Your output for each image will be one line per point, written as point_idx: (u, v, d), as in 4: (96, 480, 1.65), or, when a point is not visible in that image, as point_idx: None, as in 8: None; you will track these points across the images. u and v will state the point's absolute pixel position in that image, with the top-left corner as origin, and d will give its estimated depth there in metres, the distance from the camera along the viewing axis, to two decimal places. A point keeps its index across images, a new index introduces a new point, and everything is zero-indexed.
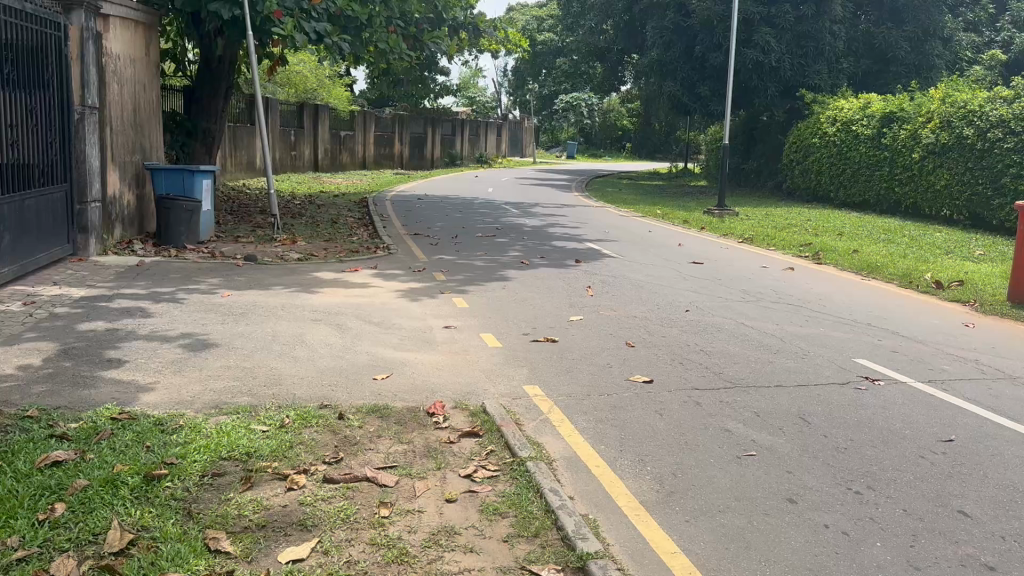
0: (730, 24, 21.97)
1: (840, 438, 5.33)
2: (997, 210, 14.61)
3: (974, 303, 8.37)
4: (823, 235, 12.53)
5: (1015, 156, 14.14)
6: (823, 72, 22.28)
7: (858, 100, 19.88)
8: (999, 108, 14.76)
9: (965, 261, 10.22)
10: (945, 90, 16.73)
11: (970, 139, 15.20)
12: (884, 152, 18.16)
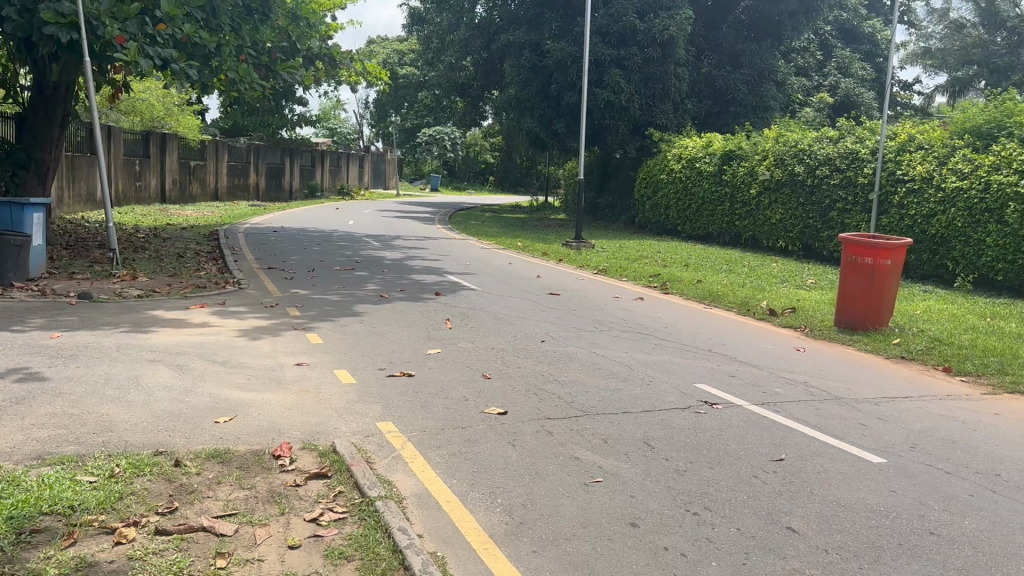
0: (581, 65, 22.91)
1: (680, 461, 5.55)
2: (825, 241, 15.78)
3: (805, 329, 9.00)
4: (672, 265, 13.15)
5: (840, 192, 15.31)
6: (669, 112, 23.59)
7: (701, 139, 21.12)
8: (825, 147, 15.98)
9: (797, 289, 10.98)
10: (779, 130, 18.04)
11: (801, 176, 16.39)
12: (726, 188, 19.34)
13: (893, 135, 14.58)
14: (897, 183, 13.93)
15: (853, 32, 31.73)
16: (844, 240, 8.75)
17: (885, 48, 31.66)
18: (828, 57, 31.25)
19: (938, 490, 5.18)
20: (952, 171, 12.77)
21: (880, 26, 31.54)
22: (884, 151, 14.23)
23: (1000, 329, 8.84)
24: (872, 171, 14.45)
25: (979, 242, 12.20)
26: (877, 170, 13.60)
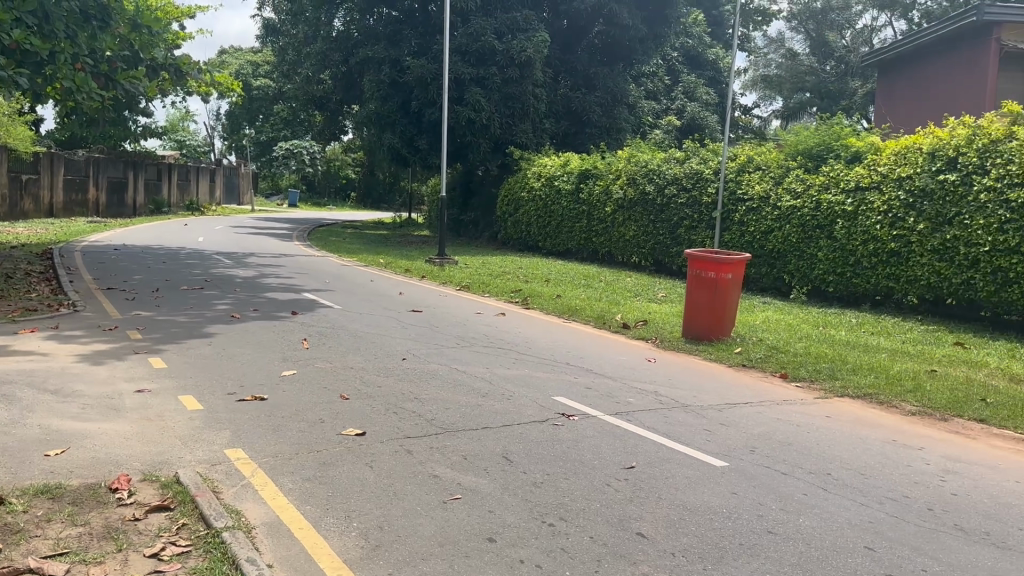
0: (440, 83, 23.05)
1: (538, 474, 5.64)
2: (675, 256, 16.58)
3: (656, 341, 9.38)
4: (532, 281, 13.43)
5: (687, 210, 16.14)
6: (528, 131, 24.13)
7: (559, 158, 21.71)
8: (673, 167, 16.81)
9: (649, 303, 11.47)
10: (631, 150, 18.82)
11: (652, 195, 17.16)
12: (583, 206, 19.97)
13: (735, 156, 15.52)
14: (738, 202, 14.83)
15: (698, 58, 33.55)
16: (690, 255, 9.21)
17: (727, 74, 33.69)
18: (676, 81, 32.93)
19: (775, 491, 5.51)
20: (787, 191, 13.72)
21: (723, 53, 33.53)
22: (727, 171, 15.13)
23: (829, 336, 9.56)
24: (715, 191, 15.32)
25: (811, 257, 13.18)
26: (721, 189, 14.43)
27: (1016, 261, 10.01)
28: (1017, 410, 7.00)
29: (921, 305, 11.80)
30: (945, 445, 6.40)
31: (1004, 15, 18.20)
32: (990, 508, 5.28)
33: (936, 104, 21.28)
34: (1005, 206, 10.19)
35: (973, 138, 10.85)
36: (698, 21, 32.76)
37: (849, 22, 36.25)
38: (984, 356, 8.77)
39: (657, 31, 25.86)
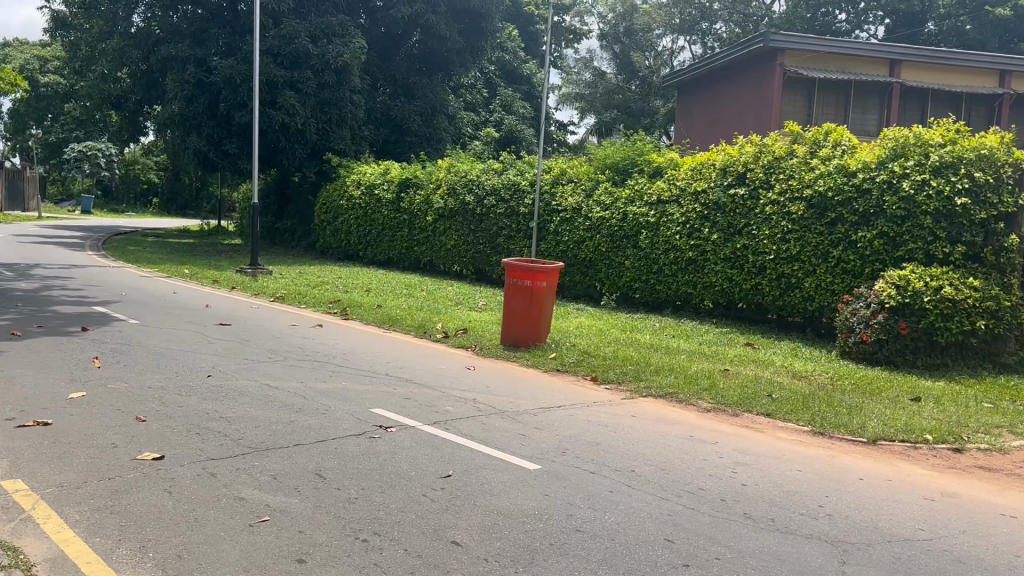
0: (252, 85, 22.23)
1: (352, 489, 5.53)
2: (494, 265, 16.92)
3: (475, 348, 9.53)
4: (352, 291, 13.21)
5: (505, 220, 16.53)
6: (346, 138, 23.77)
7: (380, 166, 21.54)
8: (492, 178, 17.16)
9: (469, 311, 11.63)
10: (450, 161, 19.02)
11: (471, 205, 17.43)
12: (404, 215, 19.91)
13: (548, 169, 16.11)
14: (552, 213, 15.39)
15: (514, 72, 34.22)
16: (507, 264, 9.42)
17: (541, 89, 34.60)
18: (493, 93, 33.43)
19: (584, 490, 5.72)
20: (596, 203, 14.39)
21: (536, 69, 34.47)
22: (541, 183, 15.68)
23: (636, 340, 10.12)
24: (531, 202, 15.80)
25: (619, 266, 13.90)
26: (536, 200, 14.91)
27: (797, 268, 11.07)
28: (797, 403, 7.73)
29: (716, 309, 12.76)
30: (735, 438, 6.95)
31: (787, 41, 20.07)
32: (774, 495, 5.78)
33: (729, 122, 23.06)
34: (786, 217, 11.22)
35: (759, 155, 11.89)
36: (512, 37, 33.59)
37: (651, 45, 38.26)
38: (769, 355, 9.62)
39: (474, 44, 26.33)
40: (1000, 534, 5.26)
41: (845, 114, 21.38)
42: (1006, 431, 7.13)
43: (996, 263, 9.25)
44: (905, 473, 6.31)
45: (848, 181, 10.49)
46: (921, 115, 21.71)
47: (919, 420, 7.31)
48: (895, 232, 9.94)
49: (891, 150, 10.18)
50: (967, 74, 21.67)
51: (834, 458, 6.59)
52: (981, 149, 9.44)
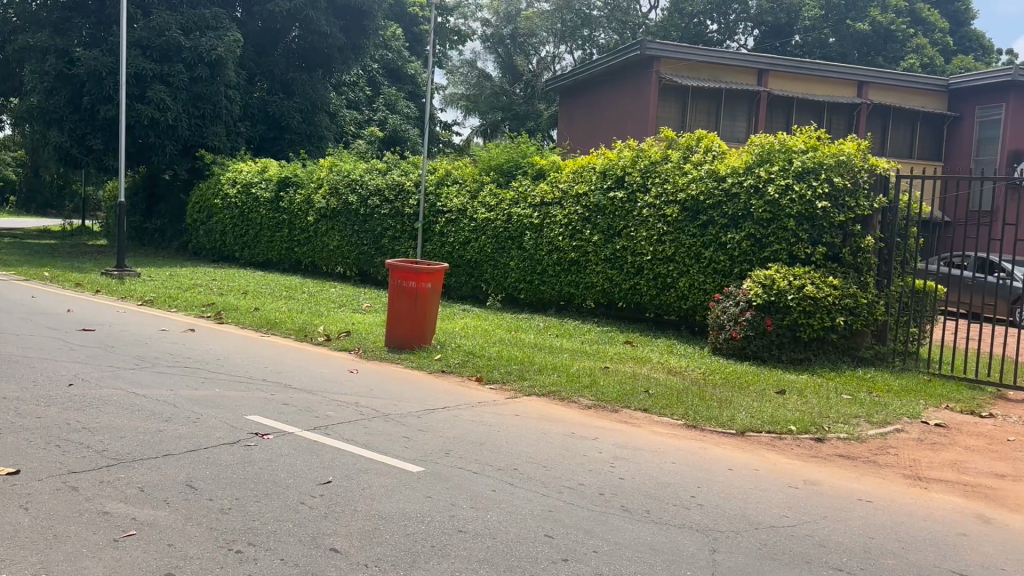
0: (118, 77, 21.16)
1: (225, 499, 5.33)
2: (378, 267, 16.76)
3: (359, 351, 9.41)
4: (227, 293, 12.78)
5: (390, 220, 16.39)
6: (221, 134, 22.94)
7: (258, 164, 20.91)
8: (376, 178, 16.97)
9: (352, 313, 11.46)
10: (333, 160, 18.68)
11: (354, 205, 17.18)
12: (284, 215, 19.40)
13: (433, 169, 16.11)
14: (437, 214, 15.38)
15: (397, 72, 33.68)
16: (391, 265, 9.34)
17: (424, 90, 34.22)
18: (376, 92, 32.70)
19: (467, 490, 5.73)
20: (481, 204, 14.50)
21: (420, 69, 34.11)
22: (426, 184, 15.66)
23: (520, 340, 10.25)
24: (416, 203, 15.73)
25: (504, 267, 14.04)
26: (420, 200, 14.88)
27: (673, 268, 11.49)
28: (672, 398, 8.03)
29: (597, 309, 13.09)
30: (614, 434, 7.14)
31: (662, 49, 21.02)
32: (650, 487, 5.98)
33: (609, 126, 23.69)
34: (662, 219, 11.65)
35: (637, 159, 12.26)
36: (396, 35, 32.98)
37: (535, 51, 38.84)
38: (647, 352, 9.95)
39: (355, 42, 25.98)
40: (855, 517, 5.64)
41: (717, 122, 22.29)
42: (862, 420, 7.65)
43: (853, 262, 9.88)
44: (771, 462, 6.66)
45: (719, 186, 10.97)
46: (787, 123, 22.81)
47: (785, 411, 7.74)
48: (762, 234, 10.45)
49: (758, 156, 10.70)
50: (828, 86, 23.06)
51: (706, 449, 6.90)
52: (841, 154, 9.99)
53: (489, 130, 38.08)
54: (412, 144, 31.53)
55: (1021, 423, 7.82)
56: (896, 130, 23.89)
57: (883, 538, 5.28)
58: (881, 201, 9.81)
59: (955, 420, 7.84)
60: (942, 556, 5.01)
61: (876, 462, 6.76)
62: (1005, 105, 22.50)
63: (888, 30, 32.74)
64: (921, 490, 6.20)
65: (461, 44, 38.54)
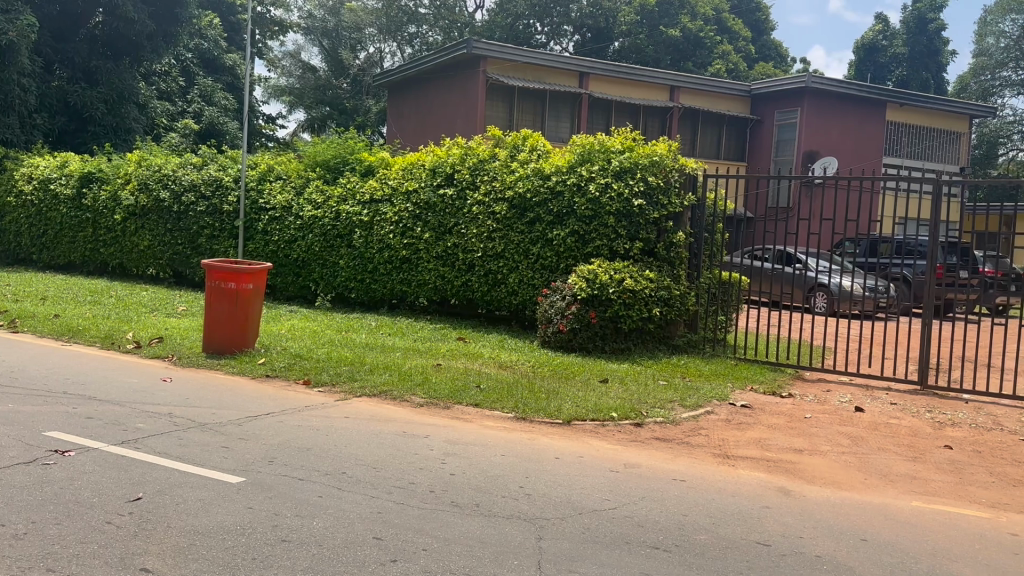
0: None
1: (21, 523, 4.89)
2: (197, 268, 16.00)
3: (174, 357, 8.92)
4: (23, 299, 11.69)
5: (207, 218, 15.62)
6: (14, 126, 21.21)
7: (56, 158, 19.21)
8: (190, 173, 16.08)
9: (166, 317, 10.82)
10: (142, 153, 17.47)
11: (167, 203, 16.19)
12: (89, 214, 17.99)
13: (253, 165, 15.50)
14: (259, 211, 14.86)
15: (214, 62, 31.28)
16: (206, 265, 8.87)
17: (245, 82, 32.09)
18: (190, 83, 30.54)
19: (291, 499, 5.54)
20: (307, 201, 14.12)
21: (239, 60, 31.92)
22: (247, 180, 15.06)
23: (350, 340, 10.09)
24: (236, 199, 15.09)
25: (334, 266, 13.79)
26: (241, 198, 14.31)
27: (503, 265, 11.71)
28: (502, 392, 8.19)
29: (429, 307, 13.13)
30: (445, 431, 7.18)
31: (489, 49, 21.31)
32: (480, 481, 6.07)
33: (437, 124, 23.76)
34: (491, 217, 11.84)
35: (465, 157, 12.39)
36: (212, 24, 30.88)
37: (361, 45, 37.25)
38: (478, 348, 10.10)
39: (166, 29, 24.52)
40: (671, 496, 6.00)
41: (542, 122, 22.92)
42: (677, 404, 8.15)
43: (667, 257, 10.50)
44: (593, 448, 6.96)
45: (544, 184, 11.29)
46: (606, 125, 23.91)
47: (607, 399, 8.11)
48: (584, 230, 10.86)
49: (579, 156, 11.09)
50: (646, 90, 24.38)
51: (533, 440, 7.10)
52: (653, 155, 10.57)
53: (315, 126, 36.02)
54: (232, 138, 29.65)
55: (815, 401, 8.61)
56: (705, 131, 25.54)
57: (695, 515, 5.66)
58: (691, 199, 10.48)
59: (759, 400, 8.52)
60: (748, 529, 5.42)
61: (689, 443, 7.22)
62: (801, 109, 24.69)
63: (697, 37, 34.88)
64: (730, 467, 6.69)
65: (281, 35, 36.71)
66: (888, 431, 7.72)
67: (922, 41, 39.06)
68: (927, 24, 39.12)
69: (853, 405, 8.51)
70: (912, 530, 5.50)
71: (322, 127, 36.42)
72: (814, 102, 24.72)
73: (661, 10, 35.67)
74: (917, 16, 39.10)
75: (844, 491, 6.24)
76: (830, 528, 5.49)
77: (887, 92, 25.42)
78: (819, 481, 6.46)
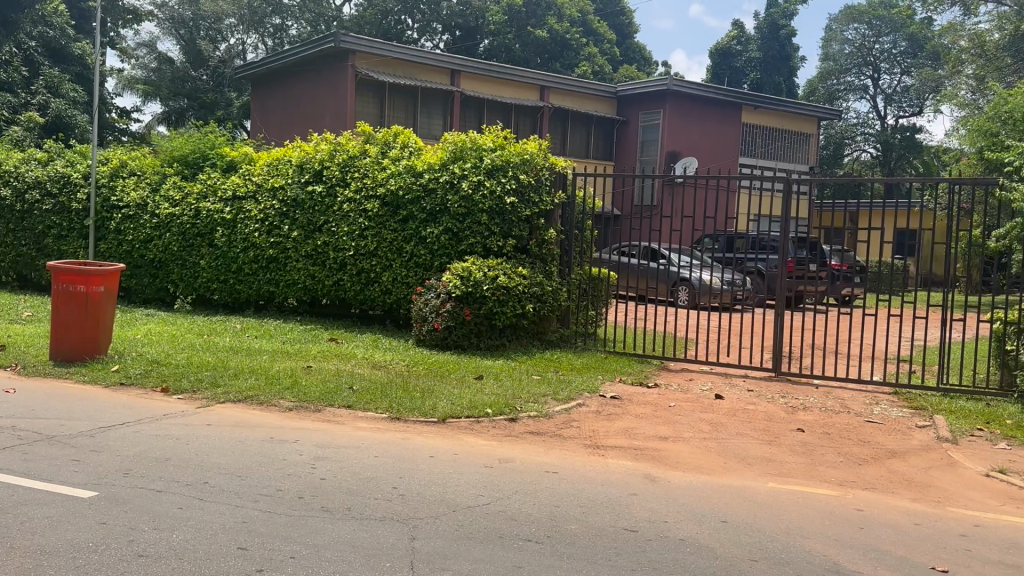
0: None
1: None
2: (42, 270, 15.01)
3: (17, 367, 8.36)
4: None
5: (54, 217, 14.68)
6: None
7: None
8: (33, 169, 15.04)
9: (10, 324, 10.11)
10: None
11: (8, 201, 15.09)
12: None
13: (105, 161, 14.71)
14: (112, 210, 14.12)
15: (60, 51, 28.95)
16: (52, 267, 8.33)
17: (95, 72, 29.91)
18: (35, 74, 28.16)
19: (149, 512, 5.28)
20: (164, 199, 13.54)
21: (89, 49, 29.69)
22: (98, 175, 14.27)
23: (212, 344, 9.70)
24: (86, 197, 14.26)
25: (195, 266, 13.28)
26: (91, 195, 13.56)
27: (375, 263, 11.56)
28: (375, 392, 8.11)
29: (299, 307, 12.84)
30: (315, 434, 7.04)
31: (356, 43, 20.94)
32: (352, 484, 5.98)
33: (304, 119, 23.14)
34: (363, 214, 11.67)
35: (334, 153, 12.18)
36: (59, 10, 28.58)
37: (221, 36, 35.56)
38: (350, 348, 9.96)
39: None
40: (543, 488, 6.12)
41: (414, 119, 22.80)
42: (549, 398, 8.32)
43: (539, 253, 10.71)
44: (467, 445, 7.00)
45: (416, 181, 11.23)
46: (479, 123, 24.07)
47: (481, 395, 8.18)
48: (458, 228, 10.87)
49: (452, 153, 11.12)
50: (519, 89, 24.72)
51: (407, 440, 7.05)
52: (524, 154, 10.75)
53: (172, 119, 33.91)
54: (81, 131, 27.70)
55: (680, 390, 8.99)
56: (575, 131, 26.10)
57: (567, 505, 5.79)
58: (562, 197, 10.73)
59: (627, 392, 8.81)
60: (616, 517, 5.59)
61: (560, 436, 7.38)
62: (664, 110, 25.65)
63: (564, 38, 35.66)
64: (599, 457, 6.87)
65: (135, 24, 34.65)
66: (746, 416, 8.16)
67: (775, 46, 41.49)
68: (779, 31, 41.66)
69: (713, 393, 8.94)
70: (768, 509, 5.84)
71: (180, 120, 34.47)
72: (676, 104, 25.77)
73: (529, 10, 36.19)
74: (770, 21, 41.71)
75: (706, 475, 6.56)
76: (694, 512, 5.75)
77: (744, 94, 26.80)
78: (684, 467, 6.74)
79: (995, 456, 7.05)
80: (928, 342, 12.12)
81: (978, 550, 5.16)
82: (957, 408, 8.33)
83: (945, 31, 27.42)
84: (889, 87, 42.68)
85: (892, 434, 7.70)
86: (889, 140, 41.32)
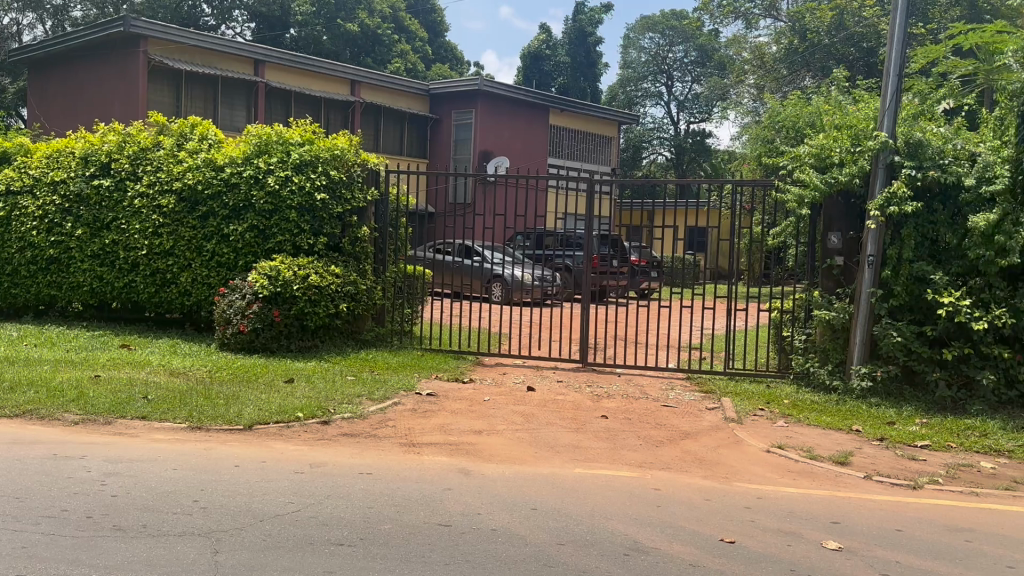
0: None
1: None
2: None
3: None
4: None
5: None
6: None
7: None
8: None
9: None
10: None
11: None
12: None
13: None
14: None
15: None
16: None
17: None
18: None
19: None
20: None
21: None
22: None
23: None
24: None
25: None
26: None
27: (173, 263, 10.91)
28: (174, 401, 7.69)
29: (85, 311, 11.91)
30: (105, 449, 6.55)
31: (145, 28, 19.66)
32: (148, 499, 5.63)
33: (90, 107, 21.40)
34: (158, 211, 10.99)
35: (124, 145, 11.34)
36: None
37: None
38: (145, 355, 9.36)
39: None
40: (356, 490, 6.06)
41: (213, 109, 21.74)
42: (364, 399, 8.25)
43: (352, 251, 10.59)
44: (276, 452, 6.79)
45: (217, 176, 10.71)
46: (286, 115, 23.39)
47: (290, 399, 7.97)
48: (264, 224, 10.49)
49: (256, 147, 10.72)
50: (329, 83, 24.24)
51: (209, 449, 6.73)
52: (335, 149, 10.58)
53: None
54: None
55: (494, 384, 9.21)
56: (388, 127, 25.91)
57: (380, 506, 5.77)
58: (374, 194, 10.74)
59: (442, 388, 8.89)
60: (431, 513, 5.64)
61: (374, 436, 7.34)
62: (477, 110, 26.03)
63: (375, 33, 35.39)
64: (414, 455, 6.91)
65: None
66: (554, 407, 8.49)
67: (581, 52, 43.40)
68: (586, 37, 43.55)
69: (525, 385, 9.22)
70: (576, 495, 6.12)
71: None
72: (489, 104, 26.26)
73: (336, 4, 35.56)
74: (577, 27, 43.39)
75: (518, 466, 6.77)
76: (506, 502, 5.91)
77: (554, 98, 27.80)
78: (497, 459, 6.92)
79: (774, 433, 7.78)
80: (708, 334, 13.18)
81: (760, 520, 5.67)
82: (742, 391, 9.10)
83: (729, 43, 29.87)
84: (682, 94, 45.78)
85: (686, 417, 8.30)
86: (682, 144, 44.38)
